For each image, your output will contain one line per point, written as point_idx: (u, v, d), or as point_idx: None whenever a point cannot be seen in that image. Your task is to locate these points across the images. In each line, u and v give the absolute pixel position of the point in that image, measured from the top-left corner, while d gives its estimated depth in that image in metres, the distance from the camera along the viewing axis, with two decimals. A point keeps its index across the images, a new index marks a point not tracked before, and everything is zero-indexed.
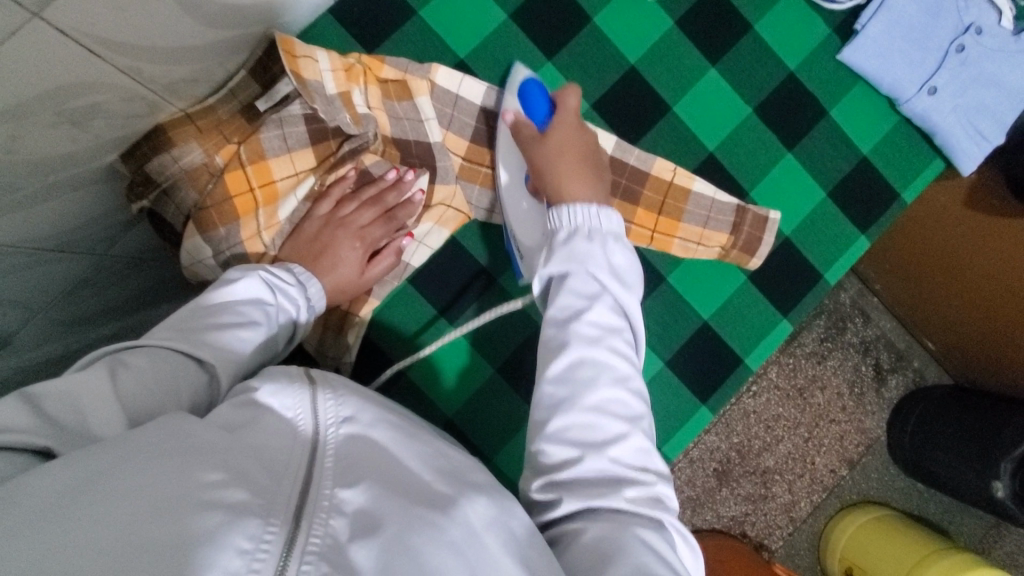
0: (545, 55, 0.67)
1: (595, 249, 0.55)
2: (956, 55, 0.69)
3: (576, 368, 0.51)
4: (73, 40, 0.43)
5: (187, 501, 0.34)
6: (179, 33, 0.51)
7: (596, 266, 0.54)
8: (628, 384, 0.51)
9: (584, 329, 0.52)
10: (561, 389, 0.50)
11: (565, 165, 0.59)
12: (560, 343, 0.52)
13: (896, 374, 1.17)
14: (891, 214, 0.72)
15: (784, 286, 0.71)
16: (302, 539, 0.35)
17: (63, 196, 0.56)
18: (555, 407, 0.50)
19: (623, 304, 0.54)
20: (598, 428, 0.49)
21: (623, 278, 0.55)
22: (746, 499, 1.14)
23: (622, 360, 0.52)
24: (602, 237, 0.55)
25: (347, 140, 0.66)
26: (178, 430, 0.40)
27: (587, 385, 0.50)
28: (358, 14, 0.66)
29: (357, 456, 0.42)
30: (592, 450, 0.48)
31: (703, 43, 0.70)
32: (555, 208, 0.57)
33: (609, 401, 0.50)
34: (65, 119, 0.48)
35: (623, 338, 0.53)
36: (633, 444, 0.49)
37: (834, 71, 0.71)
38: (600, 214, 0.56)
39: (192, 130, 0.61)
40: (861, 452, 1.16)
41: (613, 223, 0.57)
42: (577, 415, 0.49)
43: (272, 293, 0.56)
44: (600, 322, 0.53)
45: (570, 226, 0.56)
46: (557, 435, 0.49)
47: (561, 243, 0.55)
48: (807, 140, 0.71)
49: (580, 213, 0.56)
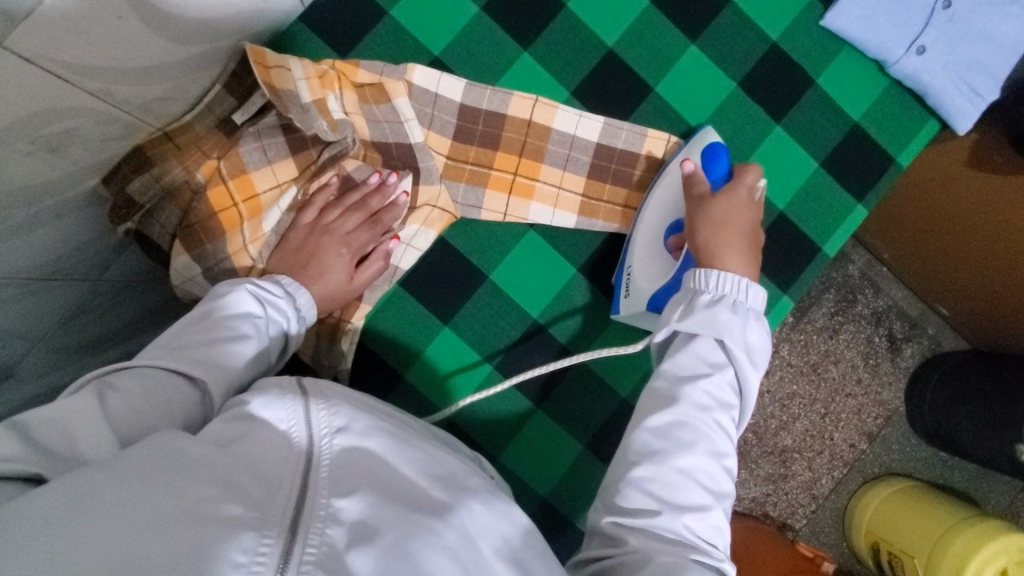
0: (520, 45, 0.66)
1: (736, 322, 0.55)
2: (943, 12, 0.68)
3: (678, 426, 0.52)
4: (40, 67, 0.43)
5: (186, 517, 0.34)
6: (148, 49, 0.51)
7: (732, 339, 0.54)
8: (723, 461, 0.52)
9: (698, 395, 0.53)
10: (661, 441, 0.52)
11: (724, 233, 0.59)
12: (670, 398, 0.54)
13: (911, 343, 1.14)
14: (888, 180, 0.70)
15: (783, 262, 0.70)
16: (299, 550, 0.34)
17: (48, 224, 0.56)
18: (649, 455, 0.51)
19: (741, 384, 0.55)
20: (683, 491, 0.50)
21: (754, 358, 0.56)
22: (767, 480, 1.12)
23: (723, 436, 0.53)
24: (744, 313, 0.56)
25: (326, 147, 0.66)
26: (170, 449, 0.39)
27: (685, 446, 0.51)
28: (328, 19, 0.65)
29: (352, 466, 0.41)
30: (673, 508, 0.49)
31: (680, 20, 0.68)
32: (702, 270, 0.57)
33: (699, 469, 0.51)
34: (40, 146, 0.48)
35: (729, 415, 0.54)
36: (712, 519, 0.49)
37: (818, 38, 0.70)
38: (748, 287, 0.56)
39: (171, 148, 0.61)
40: (880, 424, 1.14)
41: (757, 300, 0.57)
42: (668, 470, 0.50)
43: (261, 305, 0.56)
44: (714, 392, 0.54)
45: (715, 290, 0.56)
46: (643, 483, 0.50)
47: (701, 305, 0.56)
48: (796, 110, 0.70)
49: (729, 281, 0.56)
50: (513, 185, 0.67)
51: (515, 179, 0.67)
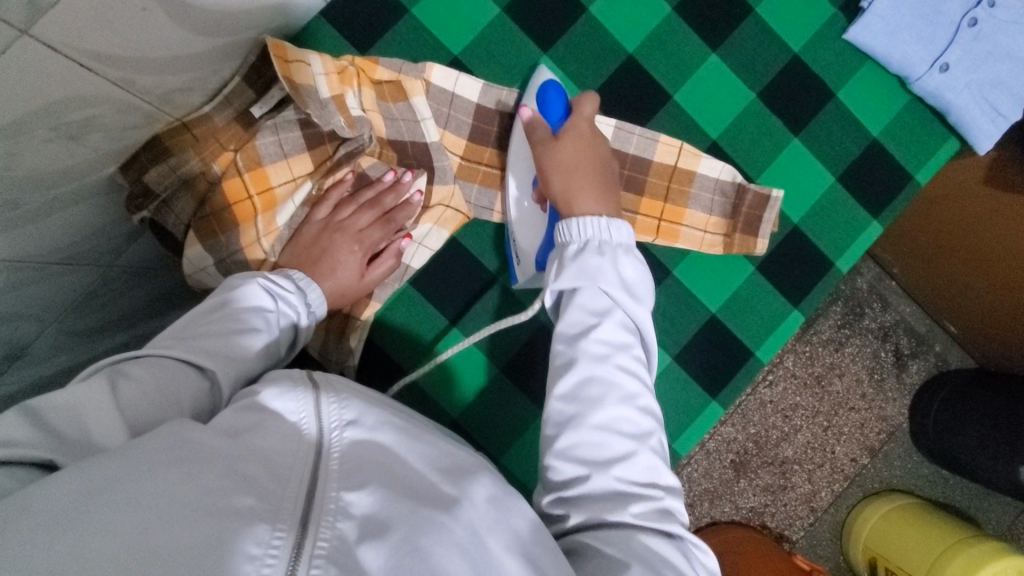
0: (541, 48, 0.66)
1: (606, 263, 0.53)
2: (968, 30, 0.67)
3: (584, 384, 0.50)
4: (63, 54, 0.44)
5: (196, 508, 0.35)
6: (170, 41, 0.51)
7: (607, 282, 0.53)
8: (637, 402, 0.50)
9: (594, 345, 0.51)
10: (572, 406, 0.49)
11: (574, 177, 0.57)
12: (570, 360, 0.51)
13: (916, 358, 1.13)
14: (904, 198, 0.70)
15: (795, 276, 0.69)
16: (310, 544, 0.35)
17: (64, 210, 0.57)
18: (564, 422, 0.49)
19: (634, 321, 0.53)
20: (606, 446, 0.47)
21: (635, 292, 0.54)
22: (764, 490, 1.12)
23: (630, 377, 0.50)
24: (611, 251, 0.54)
25: (342, 144, 0.65)
26: (181, 439, 0.40)
27: (595, 402, 0.49)
28: (350, 15, 0.65)
29: (362, 459, 0.42)
30: (599, 467, 0.47)
31: (702, 28, 0.68)
32: (565, 221, 0.55)
33: (617, 419, 0.48)
34: (60, 133, 0.49)
35: (631, 354, 0.51)
36: (642, 462, 0.48)
37: (841, 51, 0.69)
38: (610, 225, 0.55)
39: (189, 139, 0.61)
40: (883, 439, 1.13)
41: (622, 234, 0.55)
42: (585, 432, 0.48)
43: (273, 300, 0.56)
44: (609, 338, 0.51)
45: (580, 240, 0.54)
46: (567, 451, 0.47)
47: (571, 258, 0.54)
48: (815, 123, 0.69)
49: (590, 226, 0.54)
50: None
51: None
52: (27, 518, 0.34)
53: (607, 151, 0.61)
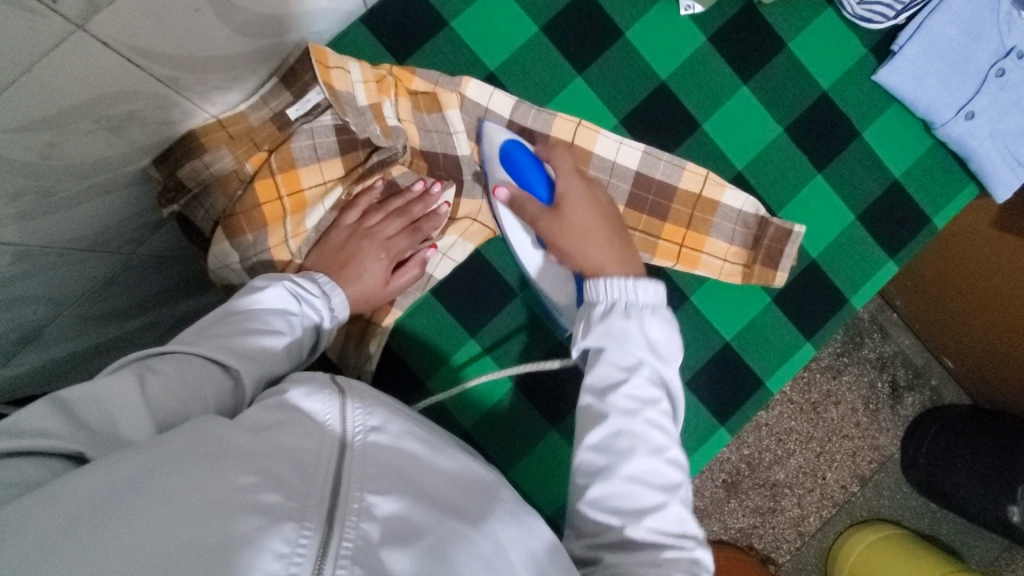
0: (575, 69, 0.67)
1: (633, 322, 0.53)
2: (995, 80, 0.68)
3: (615, 437, 0.50)
4: (115, 52, 0.44)
5: (225, 503, 0.35)
6: (215, 41, 0.52)
7: (635, 340, 0.52)
8: (666, 454, 0.50)
9: (622, 401, 0.51)
10: (602, 456, 0.49)
11: (587, 238, 0.59)
12: (599, 413, 0.51)
13: (912, 392, 1.15)
14: (921, 240, 0.71)
15: (809, 309, 0.70)
16: (336, 543, 0.35)
17: (95, 199, 0.58)
18: (595, 474, 0.49)
19: (661, 379, 0.53)
20: (637, 499, 0.48)
21: (662, 352, 0.54)
22: (754, 511, 1.13)
23: (659, 431, 0.50)
24: (639, 312, 0.53)
25: (375, 151, 0.67)
26: (207, 433, 0.40)
27: (627, 455, 0.49)
28: (390, 23, 0.66)
29: (386, 463, 0.42)
30: (631, 519, 0.47)
31: (735, 60, 0.69)
32: (594, 278, 0.55)
33: (647, 472, 0.49)
34: (101, 126, 0.50)
35: (660, 409, 0.51)
36: (672, 514, 0.48)
37: (868, 91, 0.70)
38: (638, 285, 0.54)
39: (224, 136, 0.61)
40: (873, 469, 1.14)
41: (651, 294, 0.54)
42: (616, 484, 0.48)
43: (297, 302, 0.57)
44: (637, 393, 0.51)
45: (607, 298, 0.54)
46: (599, 502, 0.48)
47: (597, 317, 0.54)
48: (839, 161, 0.70)
49: (616, 285, 0.54)
50: None
51: None
52: (60, 511, 0.34)
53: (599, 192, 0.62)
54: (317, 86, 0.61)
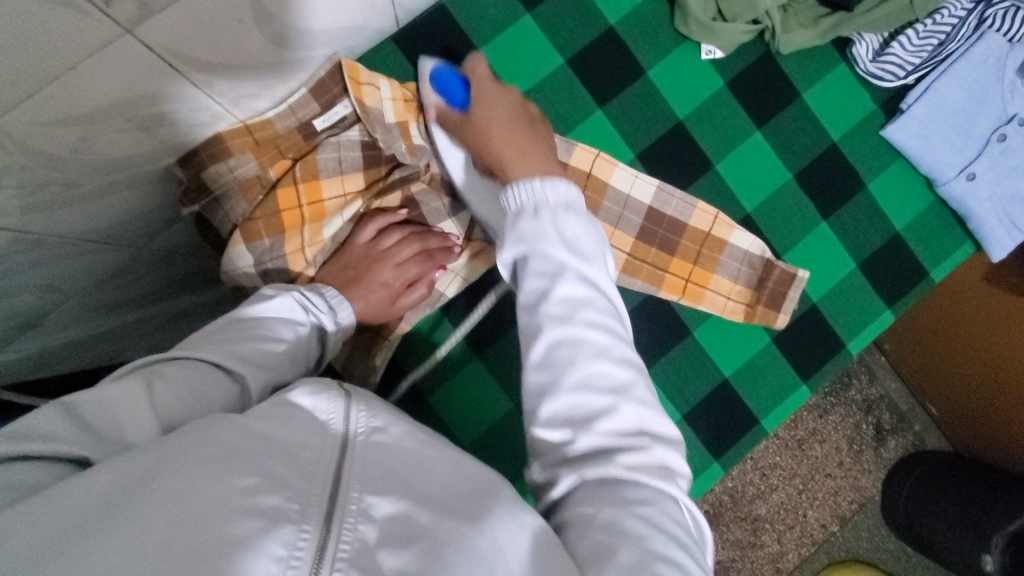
0: (596, 102, 0.69)
1: (545, 225, 0.51)
2: (996, 144, 0.71)
3: (554, 349, 0.48)
4: (158, 56, 0.45)
5: (224, 508, 0.34)
6: (253, 51, 0.53)
7: (550, 242, 0.50)
8: (611, 353, 0.48)
9: (552, 307, 0.49)
10: (545, 372, 0.47)
11: (513, 146, 0.57)
12: (533, 328, 0.49)
13: (896, 435, 1.16)
14: (918, 292, 0.73)
15: (807, 352, 0.72)
16: (332, 545, 0.35)
17: (117, 193, 0.58)
18: (541, 392, 0.47)
19: (590, 275, 0.51)
20: (585, 405, 0.46)
21: (583, 249, 0.51)
22: (734, 545, 1.13)
23: (599, 331, 0.48)
24: (549, 212, 0.52)
25: (398, 167, 0.68)
26: (210, 436, 0.39)
27: (567, 364, 0.47)
28: (420, 44, 0.67)
29: (386, 465, 0.42)
30: (582, 428, 0.45)
31: (750, 106, 0.71)
32: (509, 188, 0.54)
33: (591, 375, 0.47)
34: (134, 125, 0.51)
35: (596, 308, 0.49)
36: (624, 415, 0.46)
37: (876, 146, 0.73)
38: (545, 186, 0.52)
39: (250, 142, 0.62)
40: (853, 509, 1.15)
41: (562, 192, 0.53)
42: (562, 398, 0.46)
43: (304, 312, 0.57)
44: (567, 295, 0.49)
45: (518, 205, 0.52)
46: (548, 420, 0.46)
47: (512, 223, 0.52)
48: (843, 210, 0.72)
49: (525, 191, 0.53)
50: None
51: None
52: (72, 509, 0.34)
53: (528, 107, 0.61)
54: (346, 98, 0.63)
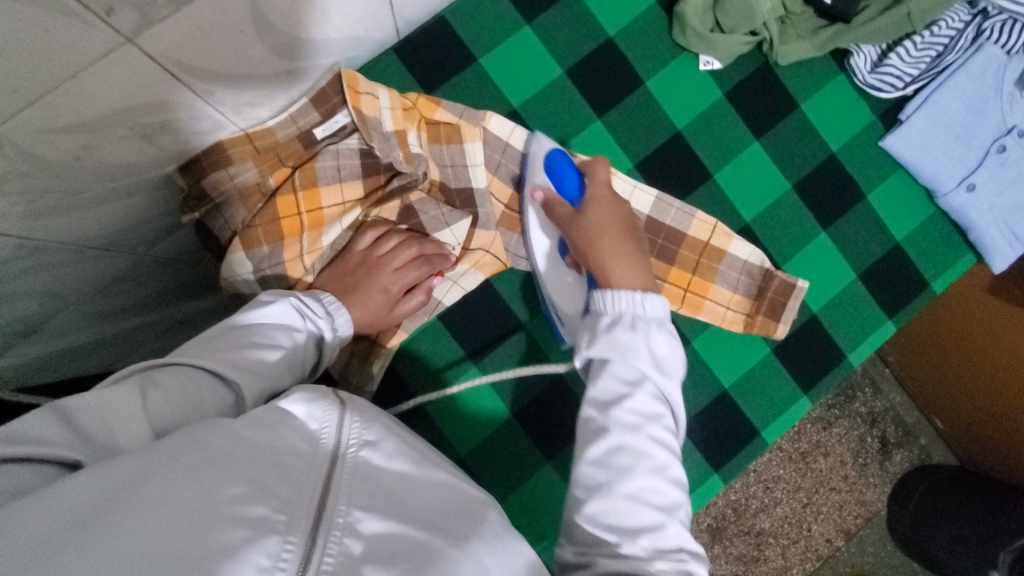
0: (595, 112, 0.70)
1: (638, 339, 0.52)
2: (996, 155, 0.71)
3: (616, 453, 0.49)
4: (159, 64, 0.46)
5: (212, 516, 0.35)
6: (254, 61, 0.54)
7: (640, 357, 0.51)
8: (666, 473, 0.49)
9: (625, 416, 0.50)
10: (602, 472, 0.48)
11: (610, 243, 0.58)
12: (601, 428, 0.50)
13: (901, 449, 1.15)
14: (919, 303, 0.73)
15: (807, 363, 0.71)
16: (317, 558, 0.36)
17: (118, 201, 0.59)
18: (593, 488, 0.48)
19: (665, 393, 0.52)
20: (635, 516, 0.47)
21: (667, 367, 0.53)
22: (737, 559, 1.12)
23: (661, 449, 0.50)
24: (645, 325, 0.53)
25: (396, 176, 0.68)
26: (202, 443, 0.39)
27: (627, 472, 0.48)
28: (420, 54, 0.68)
29: (374, 482, 0.42)
30: (628, 537, 0.46)
31: (749, 117, 0.71)
32: (601, 290, 0.55)
33: (647, 490, 0.48)
34: (136, 133, 0.52)
35: (664, 427, 0.51)
36: (671, 535, 0.47)
37: (875, 156, 0.73)
38: (646, 300, 0.54)
39: (250, 150, 0.63)
40: (858, 524, 1.14)
41: (657, 309, 0.54)
42: (613, 500, 0.47)
43: (302, 318, 0.57)
44: (641, 409, 0.51)
45: (613, 311, 0.54)
46: (595, 516, 0.47)
47: (602, 328, 0.53)
48: (843, 220, 0.72)
49: (623, 299, 0.54)
50: None
51: None
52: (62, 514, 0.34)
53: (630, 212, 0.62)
54: (345, 108, 0.63)
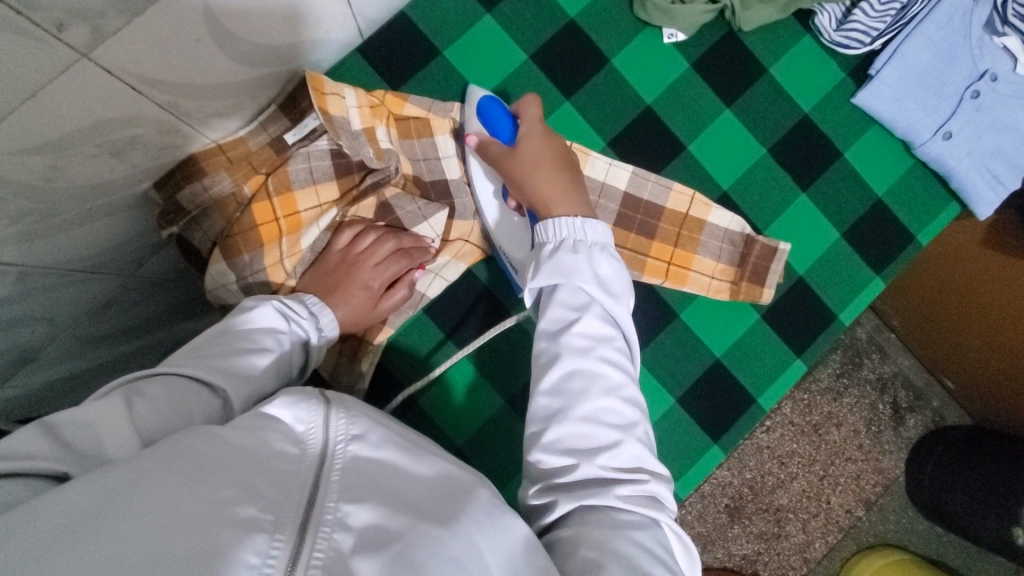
0: (563, 94, 0.70)
1: (581, 262, 0.53)
2: (970, 101, 0.70)
3: (568, 378, 0.50)
4: (118, 78, 0.46)
5: (203, 518, 0.34)
6: (216, 70, 0.54)
7: (583, 279, 0.52)
8: (620, 392, 0.50)
9: (574, 340, 0.51)
10: (557, 399, 0.49)
11: (546, 179, 0.59)
12: (552, 355, 0.51)
13: (914, 413, 1.14)
14: (907, 257, 0.72)
15: (799, 327, 0.71)
16: (306, 553, 0.35)
17: (97, 221, 0.59)
18: (550, 416, 0.49)
19: (614, 316, 0.53)
20: (590, 437, 0.48)
21: (612, 289, 0.54)
22: (758, 537, 1.11)
23: (613, 369, 0.51)
24: (586, 248, 0.54)
25: (369, 173, 0.69)
26: (187, 447, 0.39)
27: (579, 395, 0.49)
28: (384, 52, 0.68)
29: (364, 477, 0.42)
30: (585, 456, 0.47)
31: (718, 86, 0.71)
32: (544, 222, 0.56)
33: (601, 410, 0.49)
34: (104, 150, 0.52)
35: (614, 347, 0.52)
36: (627, 451, 0.48)
37: (849, 113, 0.72)
38: (586, 225, 0.55)
39: (223, 160, 0.64)
40: (878, 492, 1.12)
41: (596, 233, 0.55)
42: (569, 424, 0.48)
43: (285, 320, 0.58)
44: (590, 332, 0.51)
45: (555, 239, 0.55)
46: (554, 442, 0.48)
47: (547, 257, 0.54)
48: (822, 181, 0.72)
49: (565, 226, 0.55)
50: None
51: None
52: None
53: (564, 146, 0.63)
54: (313, 111, 0.63)
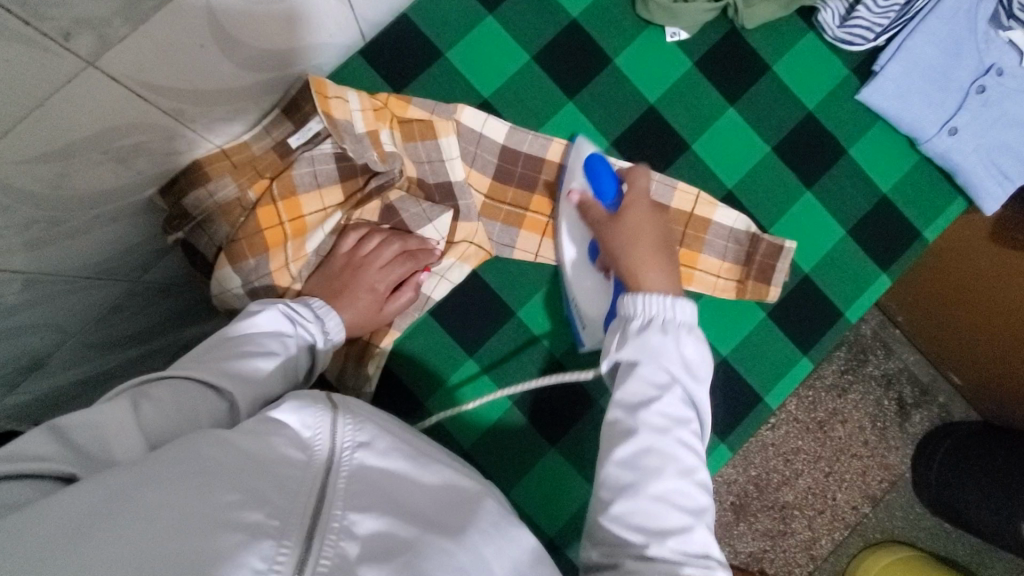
0: (566, 94, 0.70)
1: (668, 342, 0.52)
2: (977, 96, 0.70)
3: (643, 455, 0.49)
4: (123, 85, 0.46)
5: (211, 521, 0.34)
6: (220, 75, 0.54)
7: (669, 359, 0.52)
8: (694, 476, 0.49)
9: (653, 418, 0.50)
10: (628, 473, 0.48)
11: (640, 246, 0.58)
12: (627, 429, 0.50)
13: (920, 409, 1.13)
14: (913, 253, 0.72)
15: (805, 325, 0.71)
16: (313, 559, 0.35)
17: (102, 227, 0.59)
18: (620, 490, 0.48)
19: (693, 396, 0.52)
20: (662, 518, 0.47)
21: (696, 370, 0.53)
22: (764, 535, 1.11)
23: (688, 452, 0.50)
24: (675, 329, 0.53)
25: (374, 176, 0.69)
26: (195, 451, 0.39)
27: (654, 473, 0.48)
28: (387, 55, 0.68)
29: (370, 483, 0.42)
30: (655, 538, 0.46)
31: (721, 84, 0.71)
32: (630, 295, 0.55)
33: (674, 493, 0.48)
34: (110, 157, 0.52)
35: (691, 429, 0.51)
36: (697, 538, 0.47)
37: (853, 110, 0.72)
38: (676, 303, 0.53)
39: (228, 165, 0.64)
40: (884, 488, 1.12)
41: (687, 313, 0.54)
42: (642, 502, 0.47)
43: (292, 324, 0.58)
44: (668, 411, 0.50)
45: (643, 315, 0.54)
46: (623, 517, 0.47)
47: (633, 333, 0.53)
48: (827, 178, 0.72)
49: (655, 302, 0.53)
50: (546, 227, 0.69)
51: (549, 222, 0.69)
52: None
53: (665, 220, 0.61)
54: (317, 115, 0.63)
